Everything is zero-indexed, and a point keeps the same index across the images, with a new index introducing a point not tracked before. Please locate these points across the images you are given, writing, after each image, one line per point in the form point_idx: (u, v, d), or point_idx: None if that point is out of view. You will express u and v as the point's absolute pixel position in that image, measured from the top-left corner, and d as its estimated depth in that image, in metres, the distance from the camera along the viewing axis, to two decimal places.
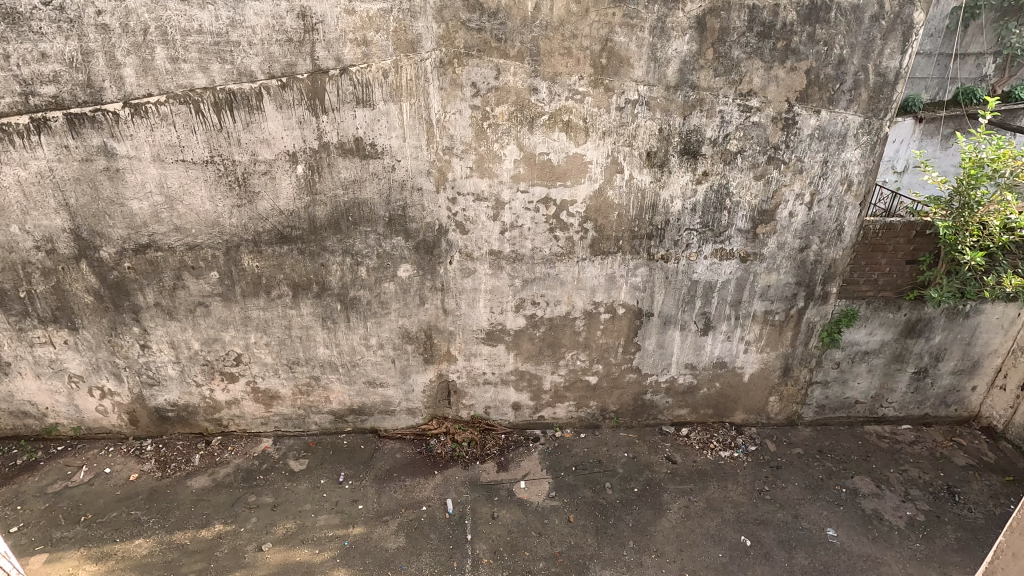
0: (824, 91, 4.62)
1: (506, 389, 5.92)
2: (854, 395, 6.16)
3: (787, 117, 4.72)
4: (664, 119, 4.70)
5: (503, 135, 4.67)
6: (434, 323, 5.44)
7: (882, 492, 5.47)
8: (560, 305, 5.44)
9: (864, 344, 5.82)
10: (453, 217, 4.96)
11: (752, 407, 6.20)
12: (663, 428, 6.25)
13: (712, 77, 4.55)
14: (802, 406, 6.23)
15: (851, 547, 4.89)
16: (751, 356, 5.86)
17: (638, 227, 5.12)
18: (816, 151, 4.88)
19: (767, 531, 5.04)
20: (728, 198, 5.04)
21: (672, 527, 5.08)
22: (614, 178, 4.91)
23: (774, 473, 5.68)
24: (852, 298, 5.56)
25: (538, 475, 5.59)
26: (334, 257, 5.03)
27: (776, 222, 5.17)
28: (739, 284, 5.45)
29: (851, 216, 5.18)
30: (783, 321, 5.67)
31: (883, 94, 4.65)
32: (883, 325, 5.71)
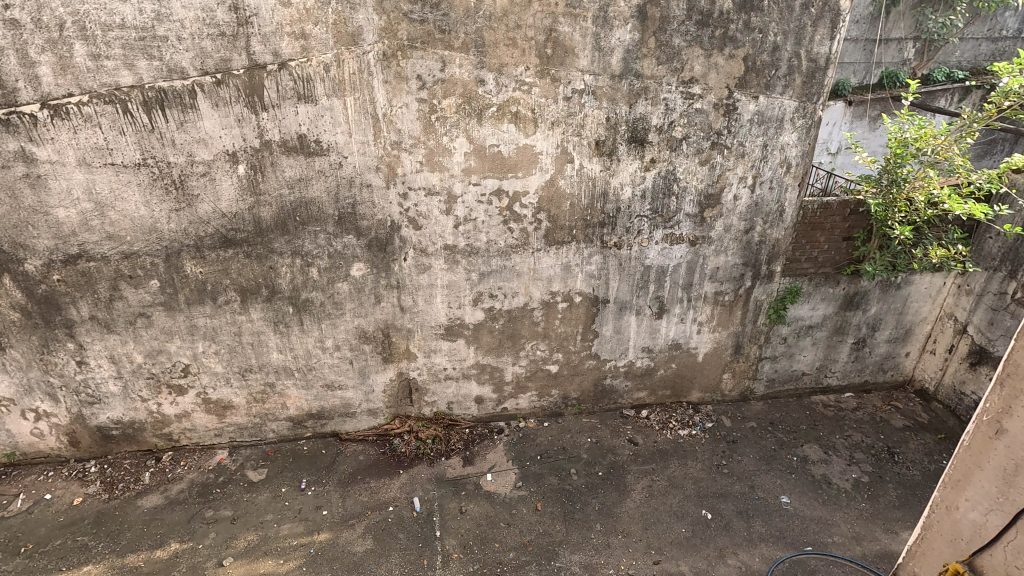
0: (761, 77, 4.79)
1: (468, 383, 5.90)
2: (801, 367, 6.46)
3: (727, 103, 4.86)
4: (611, 108, 4.76)
5: (452, 128, 4.62)
6: (391, 322, 5.36)
7: (829, 457, 5.77)
8: (518, 296, 5.46)
9: (808, 318, 6.11)
10: (405, 213, 4.88)
11: (707, 385, 6.41)
12: (624, 411, 6.39)
13: (655, 65, 4.64)
14: (754, 381, 6.49)
15: (804, 512, 5.15)
16: (703, 336, 6.05)
17: (590, 215, 5.19)
18: (757, 136, 5.05)
19: (726, 504, 5.24)
20: (675, 183, 5.16)
21: (636, 507, 5.21)
22: (564, 168, 4.94)
23: (730, 447, 5.90)
24: (795, 276, 5.81)
25: (504, 467, 5.62)
26: (283, 258, 4.87)
27: (722, 205, 5.33)
28: (690, 267, 5.60)
29: (790, 197, 5.39)
30: (732, 301, 5.88)
31: (815, 79, 4.86)
32: (824, 299, 6.00)
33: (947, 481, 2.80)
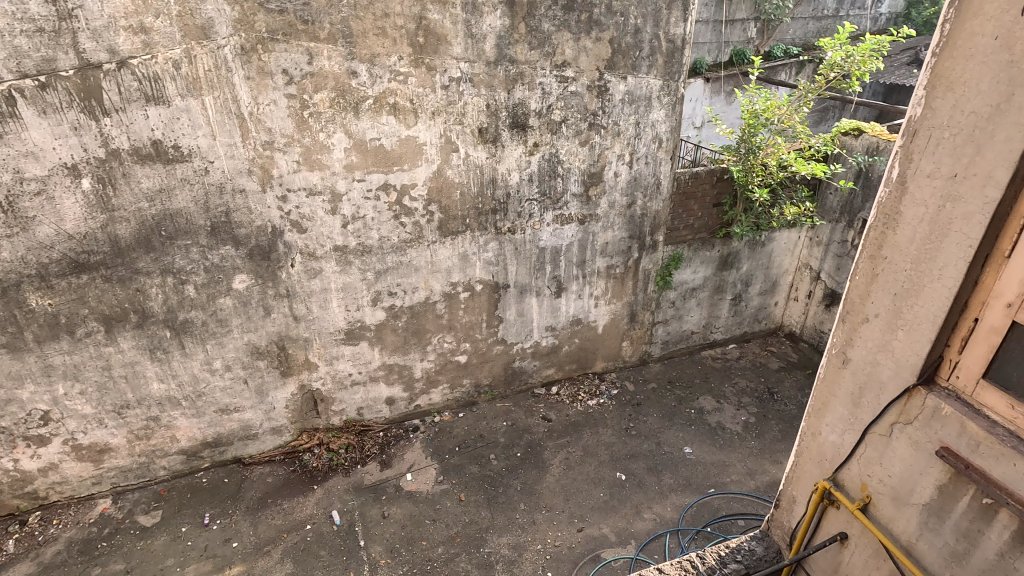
0: (627, 58, 5.04)
1: (377, 386, 5.74)
2: (690, 327, 6.99)
3: (599, 84, 5.07)
4: (490, 94, 4.78)
5: (328, 124, 4.40)
6: (286, 333, 5.05)
7: (721, 405, 6.33)
8: (418, 291, 5.37)
9: (691, 281, 6.60)
10: (287, 216, 4.59)
11: (610, 354, 6.74)
12: (536, 390, 6.55)
13: (527, 51, 4.71)
14: (650, 345, 6.92)
15: (704, 458, 5.62)
16: (601, 309, 6.34)
17: (482, 203, 5.21)
18: (629, 114, 5.33)
19: (637, 463, 5.58)
20: (559, 165, 5.32)
21: (556, 480, 5.39)
22: (450, 157, 4.90)
23: (636, 410, 6.27)
24: (676, 243, 6.25)
25: (424, 464, 5.55)
26: (151, 279, 4.40)
27: (604, 182, 5.58)
28: (582, 245, 5.82)
29: (665, 170, 5.76)
30: (624, 273, 6.20)
31: (675, 58, 5.20)
32: (703, 262, 6.51)
33: (810, 399, 2.57)
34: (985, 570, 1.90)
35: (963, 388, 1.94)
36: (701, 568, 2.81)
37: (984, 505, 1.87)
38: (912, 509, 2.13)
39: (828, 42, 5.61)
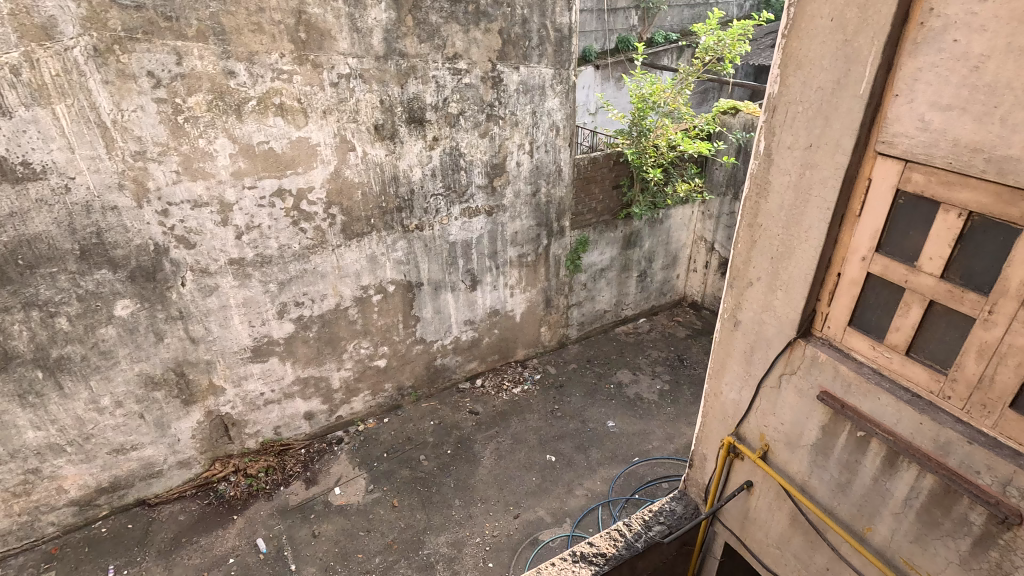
0: (518, 49, 5.09)
1: (293, 402, 5.46)
2: (602, 306, 7.26)
3: (493, 75, 5.09)
4: (382, 90, 4.64)
5: (207, 129, 4.07)
6: (183, 358, 4.66)
7: (638, 377, 6.65)
8: (328, 298, 5.15)
9: (599, 262, 6.85)
10: (170, 232, 4.21)
11: (530, 341, 6.85)
12: (460, 385, 6.52)
13: (417, 44, 4.62)
14: (567, 328, 7.12)
15: (626, 429, 5.88)
16: (517, 298, 6.42)
17: (386, 202, 5.07)
18: (525, 104, 5.39)
19: (565, 443, 5.73)
20: (461, 158, 5.29)
21: (489, 471, 5.41)
22: (347, 157, 4.72)
23: (559, 392, 6.44)
24: (582, 227, 6.44)
25: (352, 475, 5.37)
26: (10, 315, 3.87)
27: (508, 173, 5.63)
28: (492, 236, 5.85)
29: (564, 157, 5.91)
30: (535, 260, 6.31)
31: (564, 47, 5.32)
32: (609, 243, 6.77)
33: (709, 362, 2.75)
34: (864, 495, 2.14)
35: (835, 336, 2.17)
36: (629, 534, 2.98)
37: (859, 437, 2.10)
38: (803, 450, 2.35)
39: (701, 27, 5.98)
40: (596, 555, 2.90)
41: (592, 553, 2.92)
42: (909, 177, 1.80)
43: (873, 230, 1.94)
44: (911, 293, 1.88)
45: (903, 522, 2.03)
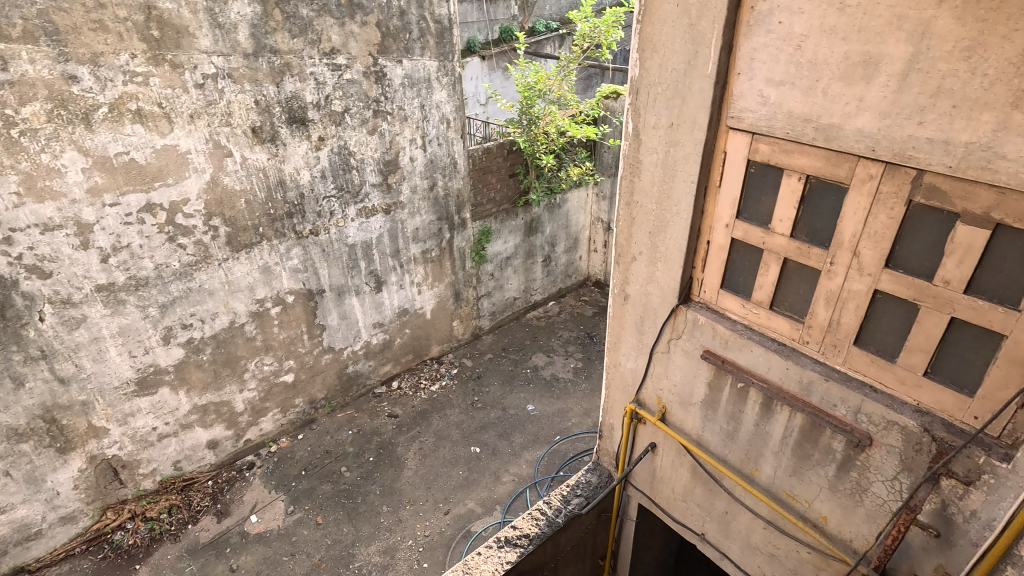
0: (399, 42, 4.97)
1: (192, 432, 5.03)
2: (512, 293, 7.35)
3: (375, 70, 4.93)
4: (256, 90, 4.35)
5: (51, 142, 3.61)
6: (53, 402, 4.14)
7: (552, 358, 6.83)
8: (219, 317, 4.78)
9: (503, 251, 6.92)
10: (18, 262, 3.70)
11: (443, 336, 6.80)
12: (376, 390, 6.34)
13: (289, 39, 4.37)
14: (479, 319, 7.14)
15: (546, 410, 6.04)
16: (426, 295, 6.34)
17: (273, 208, 4.78)
18: (412, 98, 5.29)
19: (488, 432, 5.78)
20: (351, 157, 5.09)
21: (414, 473, 5.33)
22: (224, 164, 4.39)
23: (478, 383, 6.46)
24: (483, 218, 6.47)
25: (268, 499, 5.07)
26: None
27: (402, 169, 5.51)
28: (392, 235, 5.71)
29: (458, 149, 5.88)
30: (440, 255, 6.25)
31: (446, 38, 5.27)
32: (511, 231, 6.86)
33: (606, 337, 2.87)
34: (749, 440, 2.35)
35: (711, 300, 2.35)
36: (550, 512, 3.08)
37: (739, 388, 2.30)
38: (695, 407, 2.53)
39: (577, 15, 6.15)
40: (520, 537, 2.97)
41: (516, 536, 2.99)
42: (757, 148, 1.98)
43: (732, 198, 2.11)
44: (768, 253, 2.07)
45: (782, 459, 2.25)
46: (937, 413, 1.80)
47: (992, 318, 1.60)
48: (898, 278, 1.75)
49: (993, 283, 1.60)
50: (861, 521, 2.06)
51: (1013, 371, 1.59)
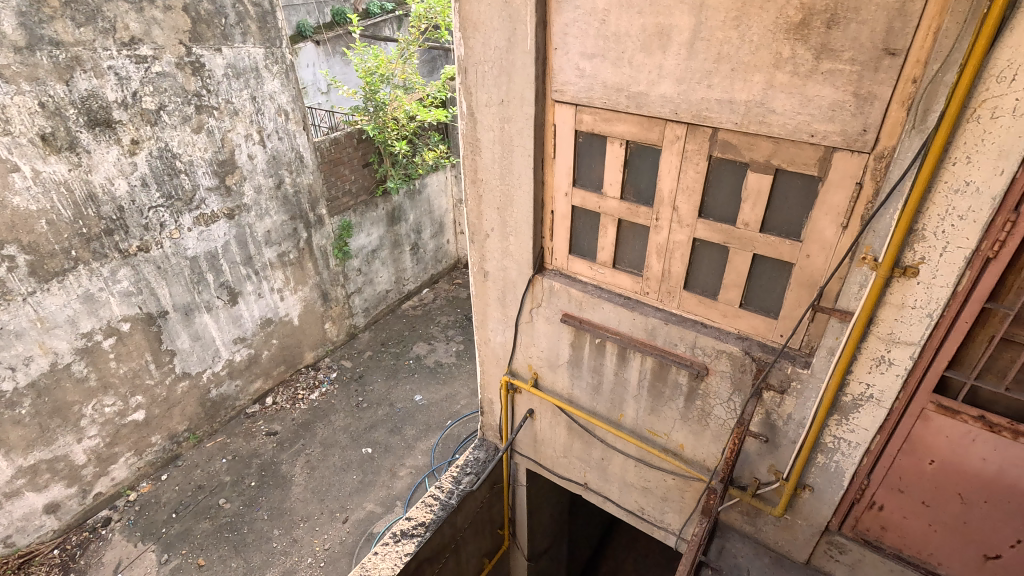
0: (214, 28, 4.38)
1: (22, 499, 4.22)
2: (384, 286, 6.96)
3: (190, 61, 4.33)
4: (39, 90, 3.64)
5: None
6: None
7: (434, 344, 6.72)
8: (34, 360, 4.02)
9: (369, 244, 6.50)
10: None
11: (315, 342, 6.27)
12: (248, 409, 5.75)
13: (74, 29, 3.69)
14: (353, 318, 6.67)
15: (434, 398, 5.98)
16: (289, 301, 5.78)
17: (86, 227, 4.07)
18: (240, 90, 4.73)
19: (379, 430, 5.59)
20: (176, 160, 4.48)
21: (304, 488, 5.01)
22: (8, 181, 3.63)
23: (361, 383, 6.14)
24: (341, 212, 6.02)
25: (136, 554, 4.45)
26: None
27: (240, 168, 4.93)
28: (240, 241, 5.12)
29: (302, 142, 5.37)
30: (299, 256, 5.72)
31: (269, 23, 4.73)
32: (373, 223, 6.45)
33: (473, 315, 2.91)
34: (612, 390, 2.55)
35: (563, 266, 2.48)
36: (443, 496, 3.11)
37: (597, 344, 2.47)
38: (562, 368, 2.68)
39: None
40: (416, 527, 2.96)
41: (411, 526, 2.97)
42: (581, 119, 2.11)
43: (567, 168, 2.23)
44: (604, 216, 2.23)
45: (641, 401, 2.47)
46: (754, 337, 2.09)
47: (783, 250, 1.88)
48: (710, 225, 1.98)
49: (780, 221, 1.87)
50: (710, 443, 2.34)
51: (803, 292, 1.89)
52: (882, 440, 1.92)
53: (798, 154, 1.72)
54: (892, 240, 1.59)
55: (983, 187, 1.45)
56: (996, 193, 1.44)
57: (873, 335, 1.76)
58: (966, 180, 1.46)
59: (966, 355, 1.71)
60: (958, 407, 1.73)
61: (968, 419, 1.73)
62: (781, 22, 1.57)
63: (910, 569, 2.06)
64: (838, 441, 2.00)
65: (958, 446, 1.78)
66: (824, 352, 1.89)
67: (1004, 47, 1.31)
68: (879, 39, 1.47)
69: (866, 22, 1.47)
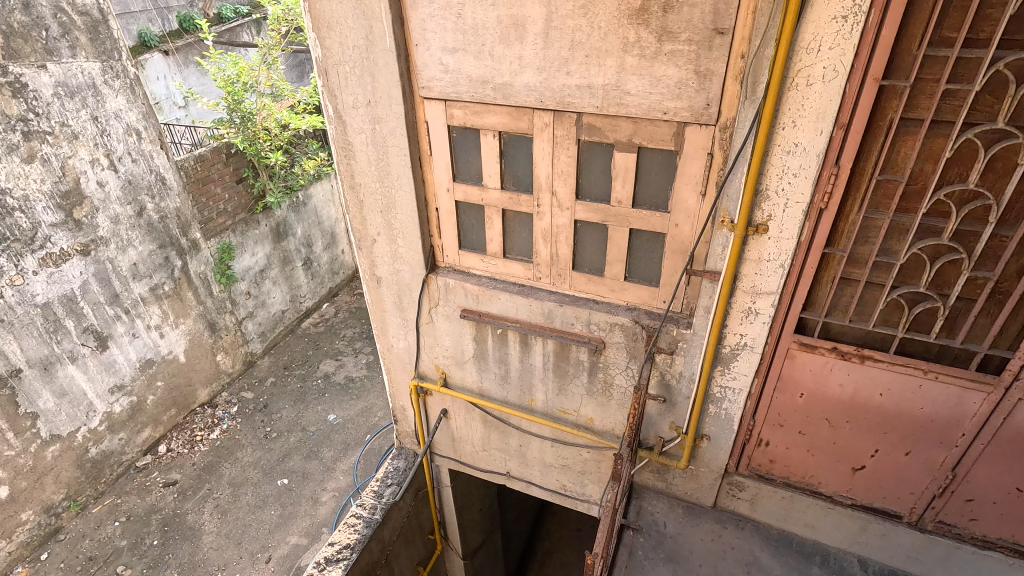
0: (34, 42, 3.81)
1: None
2: (278, 307, 6.52)
3: (8, 81, 3.72)
4: None
5: None
6: None
7: (342, 360, 6.44)
8: None
9: (255, 264, 6.05)
10: None
11: (209, 377, 5.77)
12: (138, 463, 5.18)
13: None
14: (248, 345, 6.21)
15: (349, 415, 5.74)
16: (172, 336, 5.26)
17: None
18: (77, 110, 4.16)
19: (293, 458, 5.29)
20: (7, 196, 3.85)
21: (216, 535, 4.62)
22: None
23: (266, 412, 5.75)
24: (219, 233, 5.54)
25: None
26: None
27: (89, 197, 4.36)
28: (102, 279, 4.55)
29: (162, 162, 4.85)
30: (176, 287, 5.20)
31: (102, 33, 4.20)
32: (258, 241, 6.03)
33: (372, 323, 2.83)
34: (519, 376, 2.59)
35: (455, 262, 2.48)
36: (366, 513, 3.00)
37: (500, 334, 2.50)
38: (469, 363, 2.69)
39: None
40: (340, 551, 2.83)
41: (335, 551, 2.84)
42: (452, 114, 2.11)
43: (445, 164, 2.22)
44: (488, 207, 2.25)
45: (548, 383, 2.54)
46: (641, 306, 2.22)
47: (655, 222, 2.01)
48: (588, 206, 2.07)
49: (649, 195, 1.99)
50: (616, 412, 2.46)
51: (677, 259, 2.04)
52: (760, 382, 2.12)
53: (655, 131, 1.84)
54: (743, 202, 1.75)
55: (809, 147, 1.64)
56: (819, 151, 1.63)
57: (740, 290, 1.93)
58: (795, 142, 1.65)
59: (816, 296, 1.93)
60: (815, 343, 1.96)
61: (825, 352, 1.96)
62: (623, 8, 1.67)
63: (797, 492, 2.30)
64: (724, 390, 2.19)
65: (821, 377, 2.02)
66: (702, 311, 2.05)
67: (808, 23, 1.49)
68: (709, 20, 1.60)
69: (696, 5, 1.60)
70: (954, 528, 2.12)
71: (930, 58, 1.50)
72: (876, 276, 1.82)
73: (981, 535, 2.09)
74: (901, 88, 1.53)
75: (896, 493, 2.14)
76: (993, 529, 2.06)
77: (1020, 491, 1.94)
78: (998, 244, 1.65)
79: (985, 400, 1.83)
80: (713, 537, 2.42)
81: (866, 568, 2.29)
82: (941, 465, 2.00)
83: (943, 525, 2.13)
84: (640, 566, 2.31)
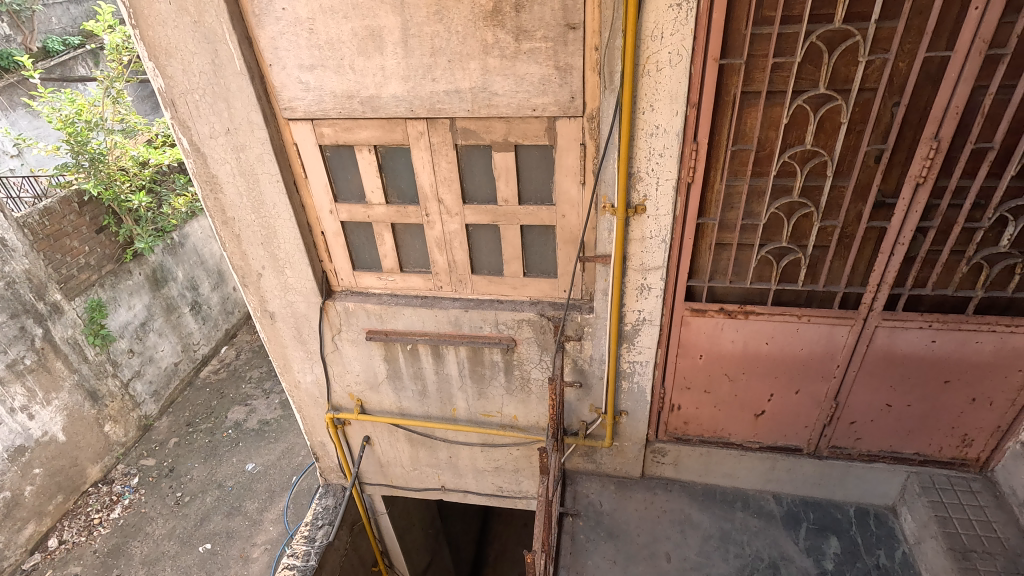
0: None
1: None
2: (168, 360, 5.95)
3: None
4: None
5: None
6: None
7: (252, 405, 5.99)
8: None
9: (133, 318, 5.47)
10: None
11: (98, 452, 5.13)
12: (25, 565, 4.47)
13: None
14: (140, 408, 5.61)
15: (269, 461, 5.36)
16: (45, 415, 4.60)
17: None
18: None
19: (213, 519, 4.87)
20: None
21: None
22: None
23: (173, 477, 5.23)
24: (83, 290, 4.94)
25: None
26: None
27: None
28: None
29: None
30: (39, 359, 4.54)
31: None
32: (133, 293, 5.46)
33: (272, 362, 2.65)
34: (437, 388, 2.55)
35: (351, 284, 2.40)
36: (299, 562, 2.81)
37: (410, 350, 2.45)
38: (383, 385, 2.61)
39: (100, 22, 4.98)
40: None
41: None
42: (321, 133, 2.02)
43: (323, 186, 2.13)
44: (376, 223, 2.19)
45: (467, 389, 2.52)
46: (544, 299, 2.26)
47: (543, 217, 2.04)
48: (476, 209, 2.07)
49: (532, 192, 2.03)
50: (537, 405, 2.49)
51: (569, 249, 2.09)
52: (663, 351, 2.25)
53: (527, 128, 1.88)
54: (619, 187, 1.84)
55: (668, 128, 1.75)
56: (677, 130, 1.75)
57: (630, 269, 2.03)
58: (656, 125, 1.75)
59: (698, 264, 2.07)
60: (704, 307, 2.10)
61: (714, 314, 2.11)
62: (477, 11, 1.68)
63: (712, 447, 2.47)
64: (633, 364, 2.29)
65: (713, 336, 2.17)
66: (600, 294, 2.13)
67: (648, 12, 1.58)
68: (560, 16, 1.66)
69: (546, 3, 1.65)
70: (845, 449, 2.37)
71: (757, 35, 1.65)
72: (746, 237, 1.98)
73: (867, 450, 2.36)
74: (738, 65, 1.68)
75: (794, 429, 2.35)
76: (874, 443, 2.33)
77: (890, 406, 2.21)
78: (838, 194, 1.85)
79: (850, 332, 2.06)
80: (646, 506, 2.53)
81: (780, 502, 2.50)
82: (826, 396, 2.23)
83: (836, 448, 2.38)
84: (584, 548, 2.37)
